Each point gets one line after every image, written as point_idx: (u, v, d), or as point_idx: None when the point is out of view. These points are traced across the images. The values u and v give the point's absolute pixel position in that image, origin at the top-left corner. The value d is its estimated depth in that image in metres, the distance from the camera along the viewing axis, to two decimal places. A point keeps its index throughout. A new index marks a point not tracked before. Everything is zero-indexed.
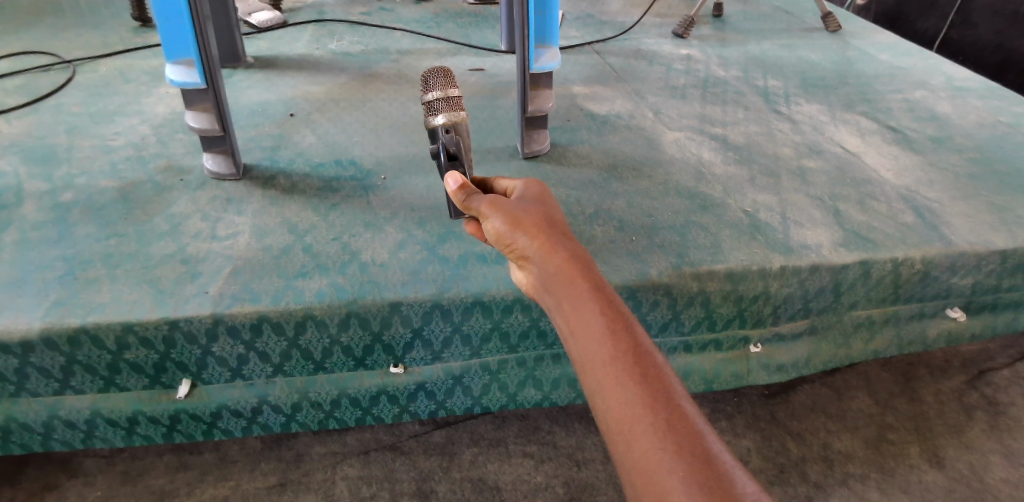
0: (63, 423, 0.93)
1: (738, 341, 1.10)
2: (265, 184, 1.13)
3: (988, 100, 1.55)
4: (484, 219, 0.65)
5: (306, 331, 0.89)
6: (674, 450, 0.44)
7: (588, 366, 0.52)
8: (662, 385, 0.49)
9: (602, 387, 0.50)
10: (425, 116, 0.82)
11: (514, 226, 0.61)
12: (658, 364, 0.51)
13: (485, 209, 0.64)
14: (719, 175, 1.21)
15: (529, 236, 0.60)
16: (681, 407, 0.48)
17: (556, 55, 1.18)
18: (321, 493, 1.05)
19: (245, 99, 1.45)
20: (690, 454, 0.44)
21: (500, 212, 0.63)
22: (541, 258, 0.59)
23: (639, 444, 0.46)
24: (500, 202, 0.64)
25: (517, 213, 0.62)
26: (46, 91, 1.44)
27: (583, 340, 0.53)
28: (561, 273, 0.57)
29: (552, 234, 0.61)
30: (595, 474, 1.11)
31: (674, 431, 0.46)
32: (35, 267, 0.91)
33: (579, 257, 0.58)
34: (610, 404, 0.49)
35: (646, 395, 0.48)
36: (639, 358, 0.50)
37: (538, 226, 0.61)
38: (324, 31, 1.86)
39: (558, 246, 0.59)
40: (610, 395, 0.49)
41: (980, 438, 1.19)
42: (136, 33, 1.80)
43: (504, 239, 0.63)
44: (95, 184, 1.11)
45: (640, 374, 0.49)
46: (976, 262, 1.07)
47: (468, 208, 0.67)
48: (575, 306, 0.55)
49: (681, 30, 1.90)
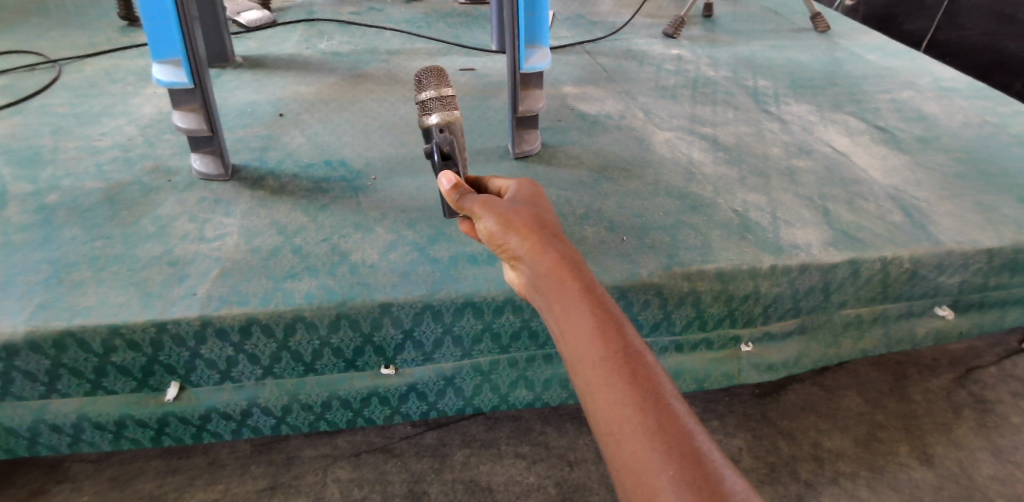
0: (48, 428, 0.92)
1: (729, 341, 1.10)
2: (254, 185, 1.12)
3: (974, 101, 1.56)
4: (475, 219, 0.64)
5: (296, 333, 0.88)
6: (663, 450, 0.45)
7: (578, 367, 0.52)
8: (652, 385, 0.49)
9: (592, 388, 0.50)
10: (419, 116, 0.80)
11: (505, 227, 0.61)
12: (648, 364, 0.50)
13: (477, 209, 0.64)
14: (709, 175, 1.21)
15: (520, 236, 0.60)
16: (670, 407, 0.48)
17: (547, 55, 1.18)
18: (312, 496, 1.05)
19: (234, 99, 1.44)
20: (680, 455, 0.44)
21: (492, 213, 0.62)
22: (532, 259, 0.58)
23: (629, 444, 0.46)
24: (492, 203, 0.64)
25: (508, 213, 0.62)
26: (31, 92, 1.42)
27: (573, 341, 0.53)
28: (551, 273, 0.56)
29: (543, 234, 0.60)
30: (588, 474, 1.11)
31: (664, 432, 0.46)
32: (20, 270, 0.89)
33: (569, 257, 0.58)
34: (600, 405, 0.49)
35: (636, 395, 0.48)
36: (629, 358, 0.50)
37: (529, 226, 0.61)
38: (314, 31, 1.85)
39: (549, 247, 0.59)
40: (600, 396, 0.49)
41: (969, 435, 1.21)
42: (122, 32, 1.79)
43: (495, 240, 0.62)
44: (81, 186, 1.09)
45: (630, 374, 0.49)
46: (963, 261, 1.08)
47: (460, 208, 0.66)
48: (565, 307, 0.54)
49: (671, 31, 1.91)
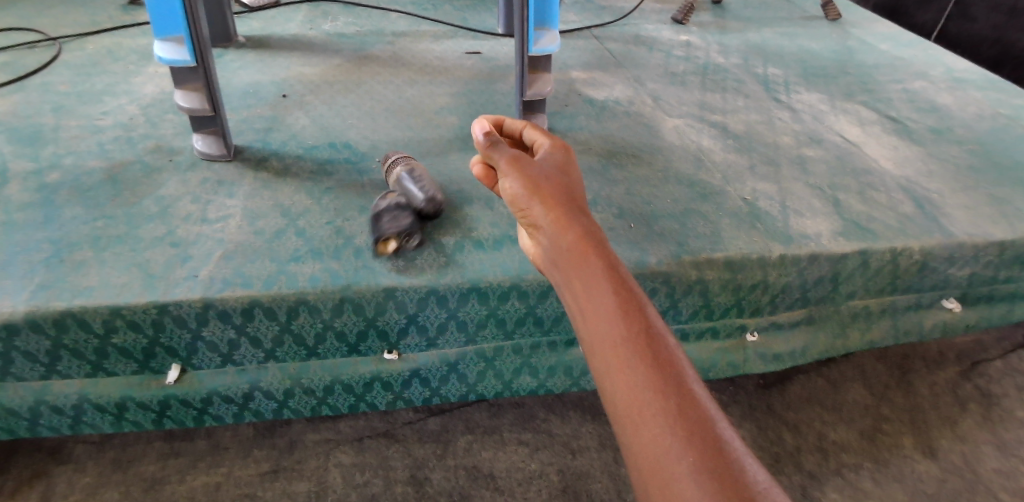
0: (50, 408, 0.91)
1: (736, 330, 1.09)
2: (257, 166, 1.11)
3: (987, 93, 1.54)
4: (502, 182, 0.64)
5: (299, 316, 0.87)
6: (683, 435, 0.44)
7: (598, 348, 0.51)
8: (673, 369, 0.48)
9: (611, 369, 0.49)
10: None
11: (532, 193, 0.61)
12: (670, 347, 0.50)
13: (507, 171, 0.64)
14: (718, 163, 1.20)
15: (545, 206, 0.60)
16: (692, 393, 0.46)
17: (556, 38, 1.15)
18: (314, 480, 1.05)
19: (237, 79, 1.42)
20: (701, 441, 0.43)
21: (521, 178, 0.62)
22: (554, 231, 0.58)
23: (647, 428, 0.45)
24: (523, 166, 0.64)
25: (537, 180, 0.62)
26: (32, 70, 1.40)
27: (593, 320, 0.52)
28: (573, 249, 0.56)
29: (567, 208, 0.60)
30: (590, 462, 1.11)
31: (684, 416, 0.45)
32: (20, 250, 0.88)
33: (592, 234, 0.58)
34: (618, 388, 0.48)
35: (657, 379, 0.47)
36: (651, 340, 0.49)
37: (555, 197, 0.61)
38: (318, 11, 1.83)
39: (573, 221, 0.58)
40: (619, 378, 0.48)
41: (973, 429, 1.20)
42: (125, 11, 1.76)
43: (518, 203, 0.62)
44: (83, 165, 1.08)
45: (652, 357, 0.48)
46: (974, 254, 1.06)
47: (491, 159, 0.66)
48: (586, 284, 0.54)
49: (681, 16, 1.88)
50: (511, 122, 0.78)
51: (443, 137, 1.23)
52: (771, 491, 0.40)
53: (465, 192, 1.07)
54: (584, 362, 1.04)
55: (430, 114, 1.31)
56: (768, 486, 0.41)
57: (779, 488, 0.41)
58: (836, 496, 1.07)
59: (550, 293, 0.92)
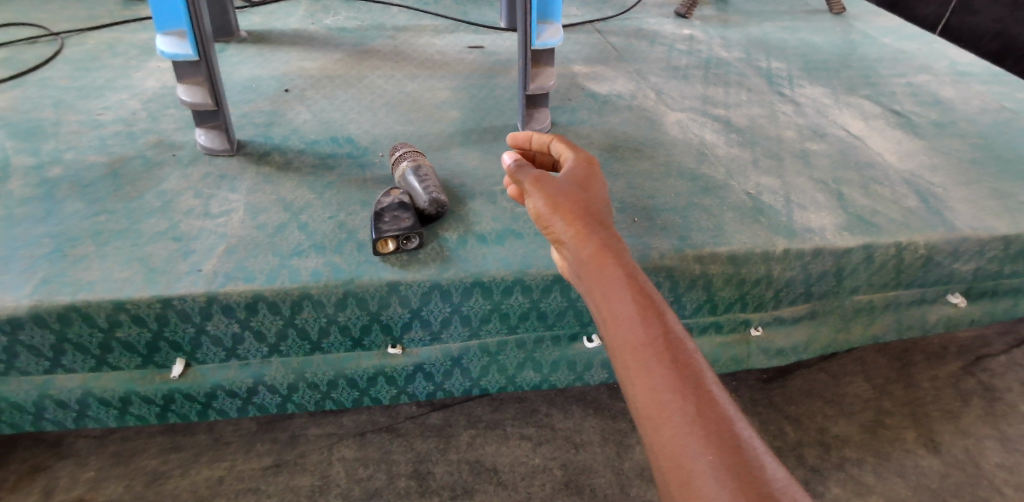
0: (54, 403, 0.91)
1: (739, 324, 1.08)
2: (259, 160, 1.10)
3: (991, 86, 1.53)
4: (526, 198, 0.67)
5: (302, 310, 0.87)
6: (702, 434, 0.47)
7: (619, 351, 0.54)
8: (691, 371, 0.51)
9: (631, 372, 0.52)
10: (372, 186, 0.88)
11: (554, 210, 0.63)
12: (689, 351, 0.53)
13: (529, 187, 0.67)
14: (721, 157, 1.19)
15: (566, 222, 0.62)
16: (709, 393, 0.50)
17: (559, 31, 1.14)
18: (317, 474, 1.05)
19: (237, 74, 1.41)
20: (720, 439, 0.46)
21: (542, 193, 0.65)
22: (575, 245, 0.61)
23: (667, 428, 0.48)
24: (544, 182, 0.66)
25: (558, 196, 0.64)
26: (32, 65, 1.39)
27: (613, 327, 0.55)
28: (594, 261, 0.59)
29: (588, 222, 0.63)
30: (593, 456, 1.11)
31: (703, 417, 0.48)
32: (22, 245, 0.88)
33: (611, 246, 0.60)
34: (637, 391, 0.51)
35: (675, 381, 0.50)
36: (669, 344, 0.52)
37: (575, 212, 0.63)
38: (319, 6, 1.81)
39: (592, 234, 0.61)
40: (639, 381, 0.51)
41: (976, 423, 1.20)
42: (125, 6, 1.75)
43: (542, 220, 0.65)
44: (84, 159, 1.08)
45: (670, 361, 0.51)
46: (978, 247, 1.06)
47: (515, 180, 0.69)
48: (607, 294, 0.57)
49: (683, 10, 1.87)
50: (539, 137, 0.82)
51: (444, 131, 1.23)
52: (789, 488, 0.44)
53: (467, 186, 1.06)
54: (587, 357, 1.04)
55: (432, 109, 1.31)
56: (784, 483, 0.44)
57: (796, 486, 0.44)
58: (839, 490, 1.07)
59: (553, 287, 0.92)
